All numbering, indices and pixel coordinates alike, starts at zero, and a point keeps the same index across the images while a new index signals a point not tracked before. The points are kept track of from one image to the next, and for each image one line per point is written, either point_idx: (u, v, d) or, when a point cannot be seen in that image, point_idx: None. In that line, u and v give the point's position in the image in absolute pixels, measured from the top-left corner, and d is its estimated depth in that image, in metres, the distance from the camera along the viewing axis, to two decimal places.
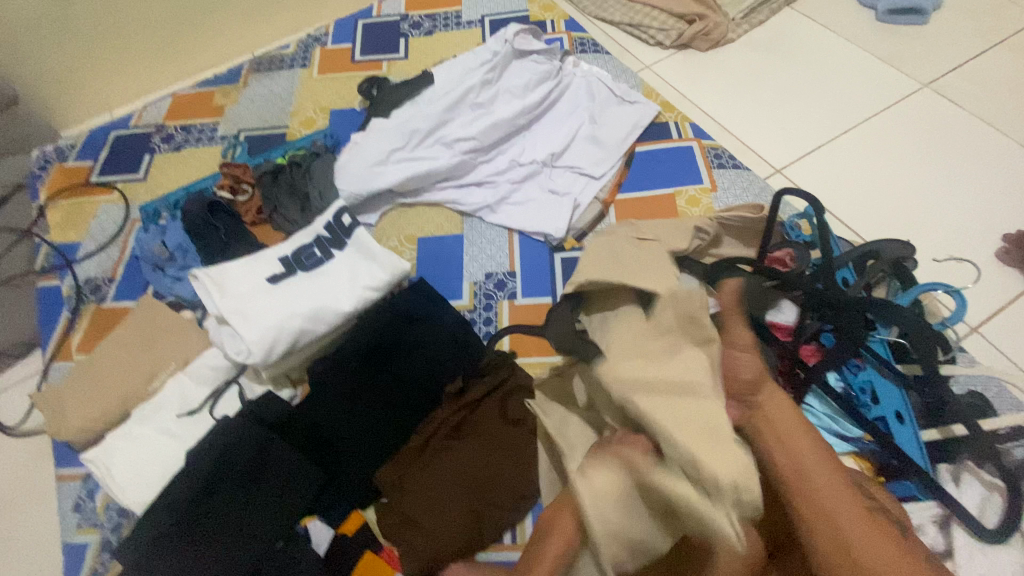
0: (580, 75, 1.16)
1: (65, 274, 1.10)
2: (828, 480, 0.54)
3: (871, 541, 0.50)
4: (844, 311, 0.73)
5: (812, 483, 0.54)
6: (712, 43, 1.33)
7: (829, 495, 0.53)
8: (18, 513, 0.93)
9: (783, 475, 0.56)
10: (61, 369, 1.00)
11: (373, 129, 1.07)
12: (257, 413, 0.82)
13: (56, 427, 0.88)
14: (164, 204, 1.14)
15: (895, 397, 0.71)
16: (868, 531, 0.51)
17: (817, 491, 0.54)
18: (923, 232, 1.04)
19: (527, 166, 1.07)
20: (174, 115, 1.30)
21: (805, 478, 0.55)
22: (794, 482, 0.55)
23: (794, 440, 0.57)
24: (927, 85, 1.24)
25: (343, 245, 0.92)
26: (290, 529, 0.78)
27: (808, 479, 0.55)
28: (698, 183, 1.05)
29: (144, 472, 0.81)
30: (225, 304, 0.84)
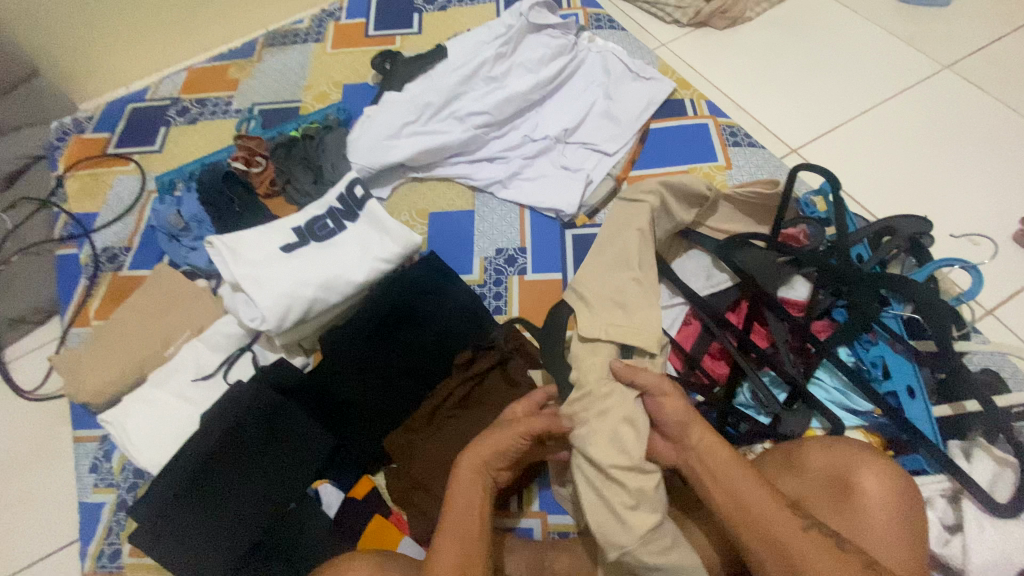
0: (595, 51, 1.15)
1: (82, 243, 1.11)
2: (762, 506, 0.56)
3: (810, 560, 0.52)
4: (857, 287, 0.73)
5: (749, 521, 0.56)
6: (730, 21, 1.31)
7: (764, 521, 0.55)
8: (38, 473, 0.95)
9: (726, 512, 0.57)
10: (79, 335, 1.02)
11: (385, 103, 1.06)
12: (271, 378, 0.83)
13: (73, 388, 0.90)
14: (179, 174, 1.15)
15: (907, 372, 0.71)
16: (806, 552, 0.53)
17: (754, 524, 0.55)
18: (939, 212, 1.03)
19: (539, 141, 1.07)
20: (189, 89, 1.30)
21: (745, 512, 0.56)
22: (736, 518, 0.57)
23: (730, 470, 0.59)
24: (949, 67, 1.22)
25: (355, 217, 0.93)
26: (302, 491, 0.80)
27: (748, 510, 0.56)
28: (712, 161, 1.04)
29: (159, 433, 0.83)
30: (240, 271, 0.85)
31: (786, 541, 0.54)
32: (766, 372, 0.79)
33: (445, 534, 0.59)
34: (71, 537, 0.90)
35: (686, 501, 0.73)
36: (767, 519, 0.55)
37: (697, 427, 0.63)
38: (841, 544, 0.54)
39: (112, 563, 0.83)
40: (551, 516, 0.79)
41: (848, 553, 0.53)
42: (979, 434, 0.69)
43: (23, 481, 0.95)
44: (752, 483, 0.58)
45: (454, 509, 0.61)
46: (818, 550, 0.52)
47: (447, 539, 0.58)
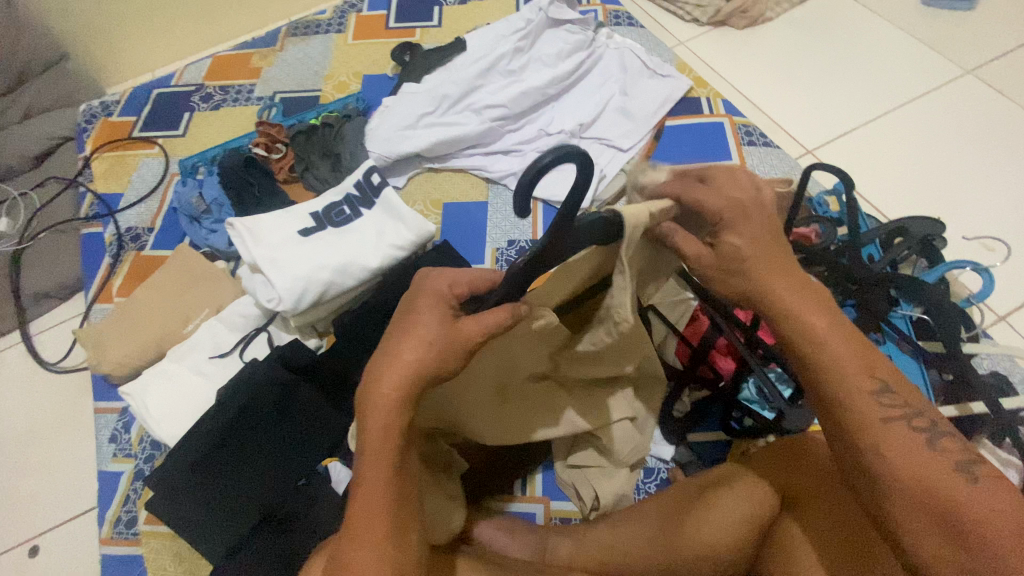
0: (613, 47, 1.16)
1: (107, 222, 1.14)
2: (851, 392, 0.48)
3: (888, 458, 0.46)
4: (868, 285, 0.73)
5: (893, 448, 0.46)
6: (750, 21, 1.31)
7: (852, 410, 0.48)
8: (61, 442, 0.99)
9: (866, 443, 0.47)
10: (101, 311, 1.05)
11: (403, 95, 1.08)
12: (284, 356, 0.84)
13: (96, 360, 0.94)
14: (201, 159, 1.18)
15: (910, 370, 0.73)
16: (887, 448, 0.46)
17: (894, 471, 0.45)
18: (953, 215, 1.02)
19: (554, 135, 1.08)
20: (213, 76, 1.33)
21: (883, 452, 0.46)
22: (820, 401, 0.50)
23: (828, 345, 0.49)
24: (971, 72, 1.20)
25: (371, 204, 0.95)
26: (311, 468, 0.82)
27: (839, 393, 0.49)
28: (727, 159, 1.04)
29: (177, 407, 0.86)
30: (259, 253, 0.87)
31: (866, 436, 0.47)
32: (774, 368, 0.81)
33: (355, 530, 0.47)
34: (89, 504, 0.93)
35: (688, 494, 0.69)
36: (902, 468, 0.45)
37: (803, 293, 0.50)
38: (932, 441, 0.46)
39: (128, 530, 0.86)
40: (553, 502, 0.82)
41: (942, 449, 0.46)
42: (984, 436, 0.69)
43: (44, 449, 0.99)
44: (853, 360, 0.49)
45: (370, 490, 0.47)
46: (906, 448, 0.46)
47: (359, 538, 0.46)
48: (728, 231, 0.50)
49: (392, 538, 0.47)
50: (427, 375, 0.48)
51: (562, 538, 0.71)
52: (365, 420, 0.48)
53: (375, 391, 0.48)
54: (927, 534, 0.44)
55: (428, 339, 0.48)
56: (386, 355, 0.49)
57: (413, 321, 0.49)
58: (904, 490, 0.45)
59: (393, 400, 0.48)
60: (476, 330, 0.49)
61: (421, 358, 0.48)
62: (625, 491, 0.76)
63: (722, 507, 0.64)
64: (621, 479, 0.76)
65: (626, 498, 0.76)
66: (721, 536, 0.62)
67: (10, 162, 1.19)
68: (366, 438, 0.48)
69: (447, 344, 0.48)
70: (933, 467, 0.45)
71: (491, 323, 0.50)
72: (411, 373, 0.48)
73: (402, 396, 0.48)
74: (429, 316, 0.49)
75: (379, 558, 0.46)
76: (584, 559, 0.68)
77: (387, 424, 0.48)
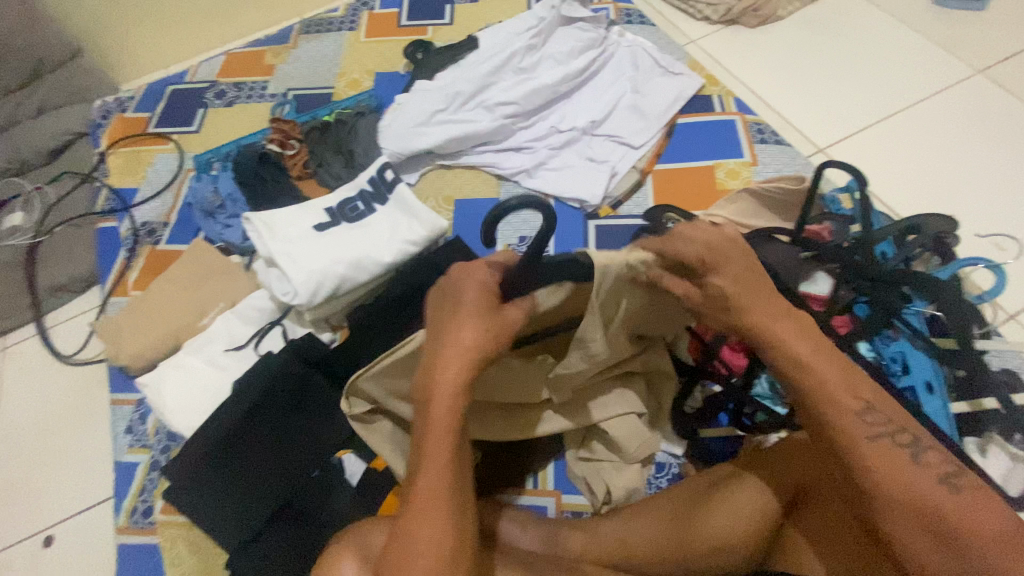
0: (624, 45, 1.17)
1: (122, 217, 1.16)
2: (839, 412, 0.51)
3: (876, 476, 0.49)
4: (880, 284, 0.73)
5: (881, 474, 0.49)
6: (761, 19, 1.31)
7: (840, 433, 0.51)
8: (77, 432, 1.00)
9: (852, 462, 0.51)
10: (117, 304, 1.06)
11: (416, 92, 1.09)
12: (299, 350, 0.86)
13: (113, 352, 0.95)
14: (216, 155, 1.19)
15: (926, 367, 0.72)
16: (876, 468, 0.49)
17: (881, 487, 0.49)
18: (964, 214, 1.03)
19: (566, 133, 1.08)
20: (227, 72, 1.34)
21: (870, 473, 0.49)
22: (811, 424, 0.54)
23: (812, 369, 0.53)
24: (981, 71, 1.20)
25: (384, 200, 0.96)
26: (324, 460, 0.82)
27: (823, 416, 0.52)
28: (738, 156, 1.05)
29: (192, 398, 0.87)
30: (275, 247, 0.88)
31: (856, 457, 0.50)
32: None
33: (421, 510, 0.49)
34: (105, 494, 0.94)
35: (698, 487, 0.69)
36: (893, 485, 0.48)
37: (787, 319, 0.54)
38: (917, 456, 0.49)
39: (144, 520, 0.87)
40: (564, 496, 0.82)
41: (927, 462, 0.49)
42: (996, 433, 0.69)
43: (59, 441, 1.00)
44: (837, 383, 0.52)
45: (433, 470, 0.50)
46: (895, 465, 0.49)
47: (422, 520, 0.49)
48: (713, 274, 0.53)
49: (456, 520, 0.50)
50: (483, 364, 0.51)
51: (573, 533, 0.70)
52: (430, 405, 0.51)
53: (438, 379, 0.51)
54: (925, 546, 0.47)
55: (484, 327, 0.50)
56: (445, 343, 0.51)
57: (464, 310, 0.51)
58: (897, 506, 0.48)
59: (455, 387, 0.50)
60: (516, 320, 0.53)
61: (478, 348, 0.50)
62: (636, 486, 0.76)
63: (735, 503, 0.65)
64: (632, 473, 0.76)
65: (637, 492, 0.77)
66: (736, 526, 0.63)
67: (26, 155, 1.21)
68: (430, 425, 0.51)
69: (498, 336, 0.51)
70: (920, 481, 0.48)
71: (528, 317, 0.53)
72: (471, 363, 0.50)
73: (462, 386, 0.50)
74: (482, 308, 0.51)
75: (440, 539, 0.49)
76: (599, 553, 0.67)
77: (449, 410, 0.50)
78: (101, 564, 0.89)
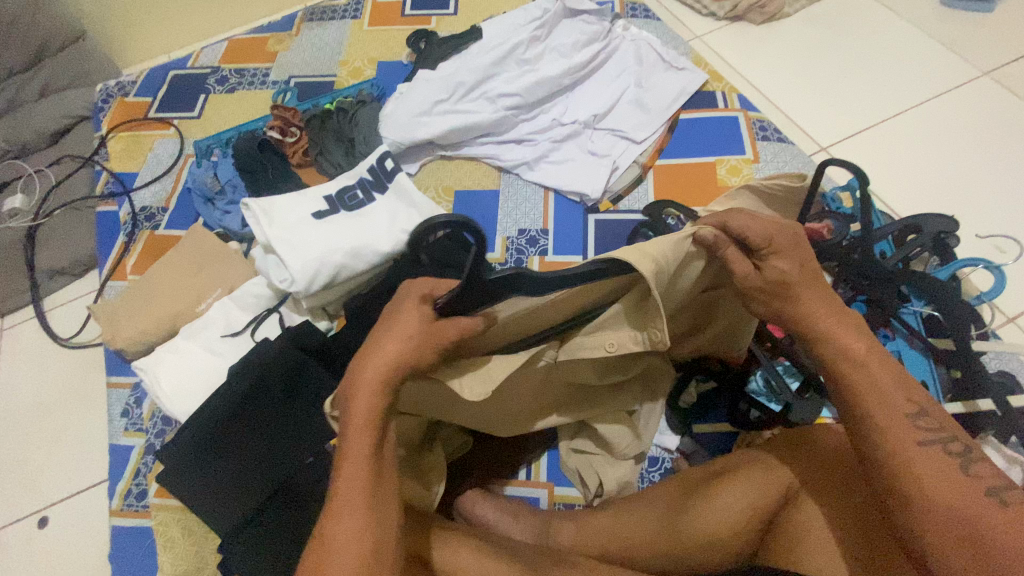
0: (629, 39, 1.16)
1: (122, 201, 1.15)
2: (886, 418, 0.51)
3: (924, 482, 0.48)
4: (879, 281, 0.74)
5: (922, 478, 0.48)
6: (767, 16, 1.30)
7: (891, 436, 0.50)
8: (73, 414, 1.01)
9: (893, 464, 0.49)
10: (115, 288, 1.06)
11: (418, 81, 1.08)
12: (297, 339, 0.85)
13: (109, 335, 0.95)
14: (216, 141, 1.19)
15: (920, 366, 0.74)
16: (921, 474, 0.48)
17: (919, 490, 0.47)
18: (965, 214, 1.03)
19: (568, 126, 1.08)
20: (229, 58, 1.34)
21: (913, 477, 0.48)
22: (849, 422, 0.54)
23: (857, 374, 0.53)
24: (987, 73, 1.19)
25: (384, 189, 0.95)
26: (318, 445, 0.82)
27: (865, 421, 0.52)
28: (740, 153, 1.04)
29: (189, 383, 0.87)
30: (273, 234, 0.88)
31: (902, 461, 0.49)
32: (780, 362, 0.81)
33: (340, 507, 0.48)
34: (100, 477, 0.95)
35: (688, 484, 0.69)
36: (931, 490, 0.47)
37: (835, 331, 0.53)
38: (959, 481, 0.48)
39: (139, 502, 0.88)
40: (557, 488, 0.82)
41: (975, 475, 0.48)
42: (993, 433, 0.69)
43: (55, 423, 1.00)
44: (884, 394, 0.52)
45: (353, 464, 0.50)
46: (937, 474, 0.48)
47: (342, 517, 0.48)
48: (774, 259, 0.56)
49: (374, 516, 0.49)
50: (408, 364, 0.51)
51: (565, 523, 0.72)
52: (351, 400, 0.51)
53: (360, 376, 0.51)
54: (955, 554, 0.45)
55: (407, 333, 0.51)
56: (371, 343, 0.53)
57: (394, 318, 0.53)
58: (939, 515, 0.46)
59: (377, 385, 0.51)
60: (452, 329, 0.53)
61: (400, 351, 0.51)
62: (628, 480, 0.76)
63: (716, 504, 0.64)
64: (625, 467, 0.76)
65: (629, 487, 0.77)
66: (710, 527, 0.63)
67: (27, 137, 1.21)
68: (348, 423, 0.50)
69: (426, 338, 0.52)
70: (964, 493, 0.46)
71: (467, 329, 0.53)
72: (393, 362, 0.51)
73: (383, 383, 0.51)
74: (413, 312, 0.53)
75: (361, 537, 0.48)
76: (589, 545, 0.69)
77: (370, 406, 0.50)
78: (95, 546, 0.90)
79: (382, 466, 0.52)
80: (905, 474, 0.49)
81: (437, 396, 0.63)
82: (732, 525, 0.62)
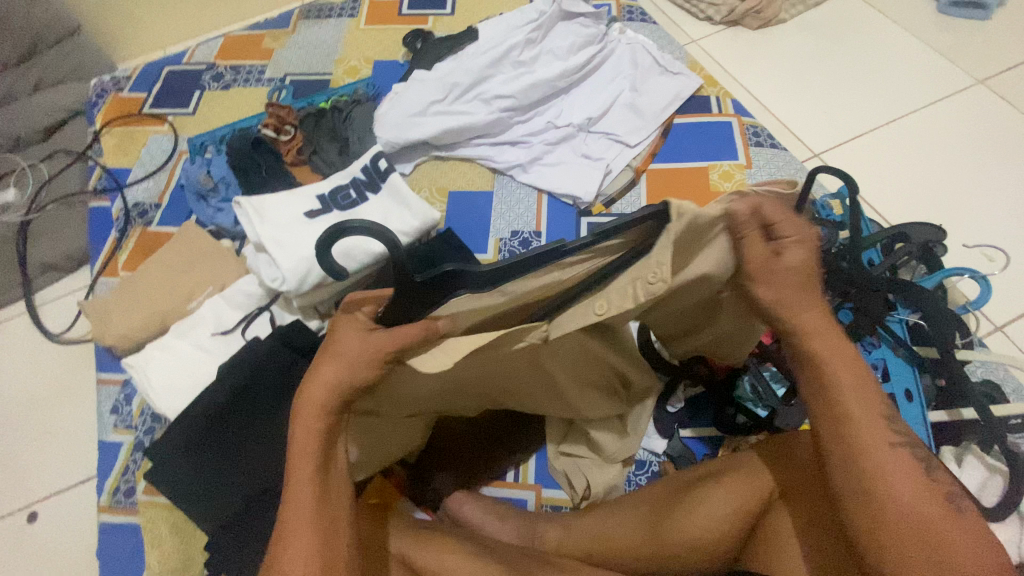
0: (624, 42, 1.16)
1: (114, 197, 1.15)
2: (865, 422, 0.50)
3: (891, 482, 0.48)
4: (866, 290, 0.74)
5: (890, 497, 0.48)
6: (764, 22, 1.30)
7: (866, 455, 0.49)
8: (64, 409, 1.01)
9: (869, 487, 0.49)
10: (107, 284, 1.06)
11: (414, 81, 1.08)
12: (289, 339, 0.85)
13: (99, 332, 0.95)
14: (210, 138, 1.18)
15: (906, 375, 0.73)
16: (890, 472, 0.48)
17: (883, 511, 0.48)
18: (954, 223, 1.03)
19: (562, 128, 1.08)
20: (224, 55, 1.33)
21: (883, 497, 0.48)
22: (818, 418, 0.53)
23: (837, 378, 0.52)
24: (982, 82, 1.20)
25: (377, 189, 0.95)
26: None
27: (839, 422, 0.51)
28: (733, 159, 1.05)
29: (178, 381, 0.87)
30: (265, 233, 0.88)
31: (872, 462, 0.49)
32: (768, 367, 0.82)
33: (289, 532, 0.49)
34: (88, 473, 0.95)
35: (669, 494, 0.69)
36: (901, 512, 0.47)
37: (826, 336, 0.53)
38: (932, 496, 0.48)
39: (127, 499, 0.88)
40: (544, 490, 0.82)
41: (936, 482, 0.49)
42: (974, 442, 0.70)
43: (45, 419, 1.00)
44: (863, 413, 0.51)
45: (300, 486, 0.50)
46: (901, 475, 0.48)
47: (290, 540, 0.49)
48: None
49: (324, 538, 0.50)
50: (347, 387, 0.51)
51: (550, 526, 0.72)
52: (294, 424, 0.51)
53: (301, 402, 0.51)
54: (914, 557, 0.46)
55: (342, 354, 0.51)
56: (311, 369, 0.52)
57: (333, 338, 0.52)
58: (906, 518, 0.47)
59: (316, 410, 0.51)
60: (391, 342, 0.51)
61: (335, 372, 0.51)
62: (615, 483, 0.77)
63: (690, 516, 0.64)
64: (612, 471, 0.77)
65: (616, 489, 0.78)
66: (679, 540, 0.64)
67: (21, 132, 1.21)
68: (293, 448, 0.51)
69: (361, 355, 0.51)
70: (923, 496, 0.47)
71: (406, 336, 0.51)
72: (331, 386, 0.51)
73: (324, 406, 0.51)
74: (347, 331, 0.52)
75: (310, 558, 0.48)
76: (573, 547, 0.69)
77: (313, 430, 0.51)
78: (82, 543, 0.90)
79: (329, 489, 0.52)
80: (876, 498, 0.48)
81: (410, 401, 0.64)
82: (694, 540, 0.63)
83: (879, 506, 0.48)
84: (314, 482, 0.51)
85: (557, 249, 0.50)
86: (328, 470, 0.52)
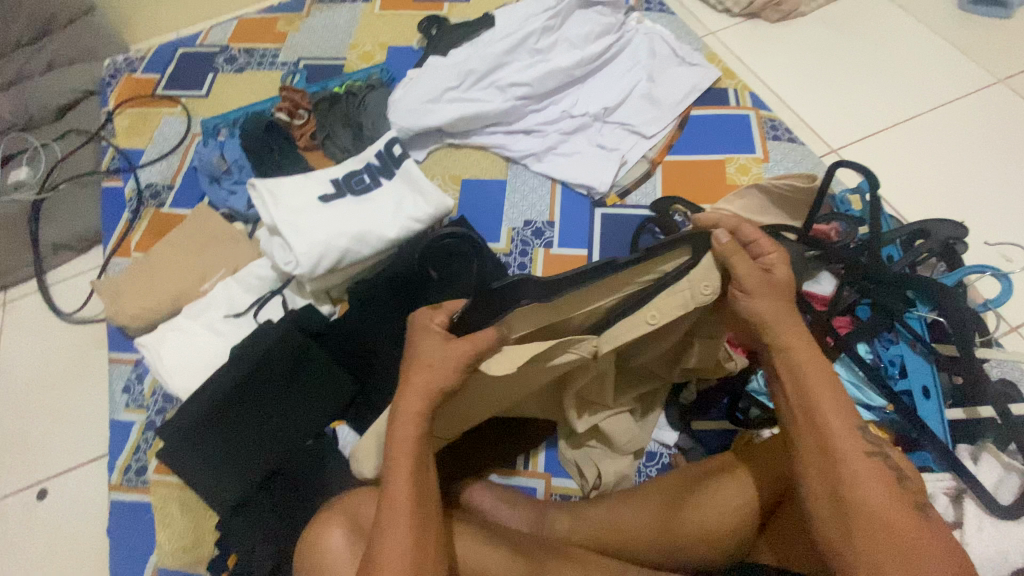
0: (642, 32, 1.15)
1: (127, 177, 1.15)
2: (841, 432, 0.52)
3: (862, 485, 0.49)
4: (886, 287, 0.74)
5: (861, 498, 0.49)
6: (783, 14, 1.29)
7: (841, 459, 0.51)
8: (75, 387, 1.01)
9: (844, 491, 0.49)
10: (119, 264, 1.06)
11: (429, 67, 1.08)
12: (301, 323, 0.86)
13: (112, 311, 0.95)
14: (224, 121, 1.17)
15: (924, 372, 0.72)
16: (861, 477, 0.49)
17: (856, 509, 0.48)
18: (973, 222, 1.02)
19: (577, 118, 1.07)
20: (238, 37, 1.33)
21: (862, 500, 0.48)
22: (796, 424, 0.54)
23: (810, 387, 0.54)
24: (1003, 81, 1.18)
25: (391, 174, 0.95)
26: (320, 429, 0.83)
27: (816, 430, 0.52)
28: (750, 152, 1.04)
29: (190, 362, 0.87)
30: (279, 216, 0.88)
31: (846, 467, 0.50)
32: None
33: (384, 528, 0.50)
34: (99, 451, 0.95)
35: (669, 489, 0.69)
36: (873, 515, 0.48)
37: (797, 337, 0.56)
38: None
39: (138, 478, 0.88)
40: (554, 478, 0.82)
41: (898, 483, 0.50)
42: (990, 441, 0.69)
43: (56, 396, 1.01)
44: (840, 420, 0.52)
45: (400, 481, 0.51)
46: (874, 481, 0.49)
47: (389, 535, 0.49)
48: None
49: (418, 534, 0.50)
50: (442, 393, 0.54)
51: (560, 514, 0.73)
52: (394, 425, 0.54)
53: (400, 407, 0.54)
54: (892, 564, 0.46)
55: (433, 362, 0.54)
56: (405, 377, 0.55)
57: (424, 348, 0.55)
58: (873, 517, 0.48)
59: (413, 415, 0.53)
60: (471, 346, 0.54)
61: (429, 379, 0.54)
62: (627, 473, 0.77)
63: (701, 511, 0.64)
64: (624, 461, 0.77)
65: (627, 479, 0.77)
66: (687, 532, 0.64)
67: (33, 110, 1.21)
68: (392, 446, 0.53)
69: (448, 361, 0.54)
70: (896, 505, 0.48)
71: (484, 340, 0.55)
72: (428, 392, 0.54)
73: (423, 413, 0.54)
74: (433, 342, 0.55)
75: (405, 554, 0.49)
76: (581, 535, 0.69)
77: (411, 435, 0.53)
78: (94, 519, 0.91)
79: (425, 492, 0.53)
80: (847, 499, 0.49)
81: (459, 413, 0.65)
82: (702, 531, 0.63)
83: (853, 504, 0.49)
84: (411, 483, 0.52)
85: (608, 264, 0.56)
86: (424, 472, 0.54)
